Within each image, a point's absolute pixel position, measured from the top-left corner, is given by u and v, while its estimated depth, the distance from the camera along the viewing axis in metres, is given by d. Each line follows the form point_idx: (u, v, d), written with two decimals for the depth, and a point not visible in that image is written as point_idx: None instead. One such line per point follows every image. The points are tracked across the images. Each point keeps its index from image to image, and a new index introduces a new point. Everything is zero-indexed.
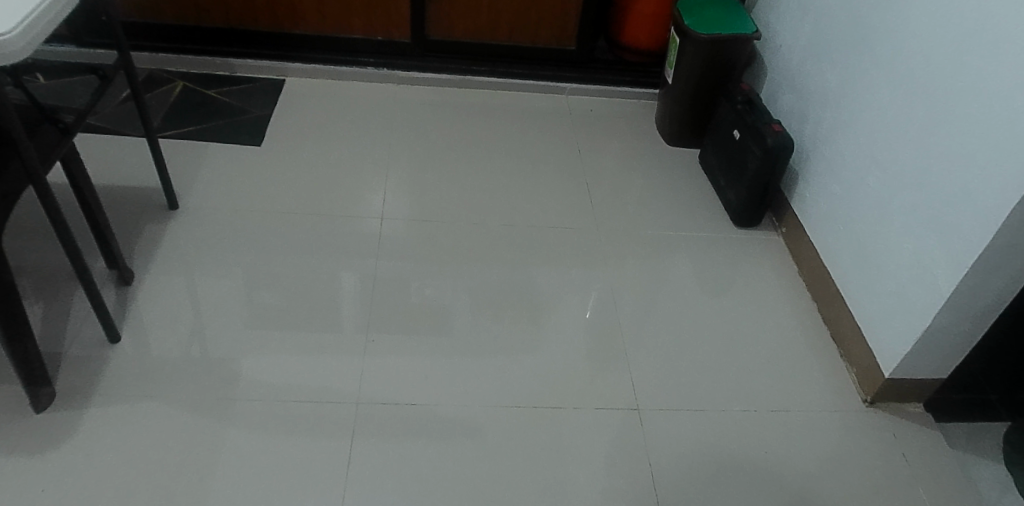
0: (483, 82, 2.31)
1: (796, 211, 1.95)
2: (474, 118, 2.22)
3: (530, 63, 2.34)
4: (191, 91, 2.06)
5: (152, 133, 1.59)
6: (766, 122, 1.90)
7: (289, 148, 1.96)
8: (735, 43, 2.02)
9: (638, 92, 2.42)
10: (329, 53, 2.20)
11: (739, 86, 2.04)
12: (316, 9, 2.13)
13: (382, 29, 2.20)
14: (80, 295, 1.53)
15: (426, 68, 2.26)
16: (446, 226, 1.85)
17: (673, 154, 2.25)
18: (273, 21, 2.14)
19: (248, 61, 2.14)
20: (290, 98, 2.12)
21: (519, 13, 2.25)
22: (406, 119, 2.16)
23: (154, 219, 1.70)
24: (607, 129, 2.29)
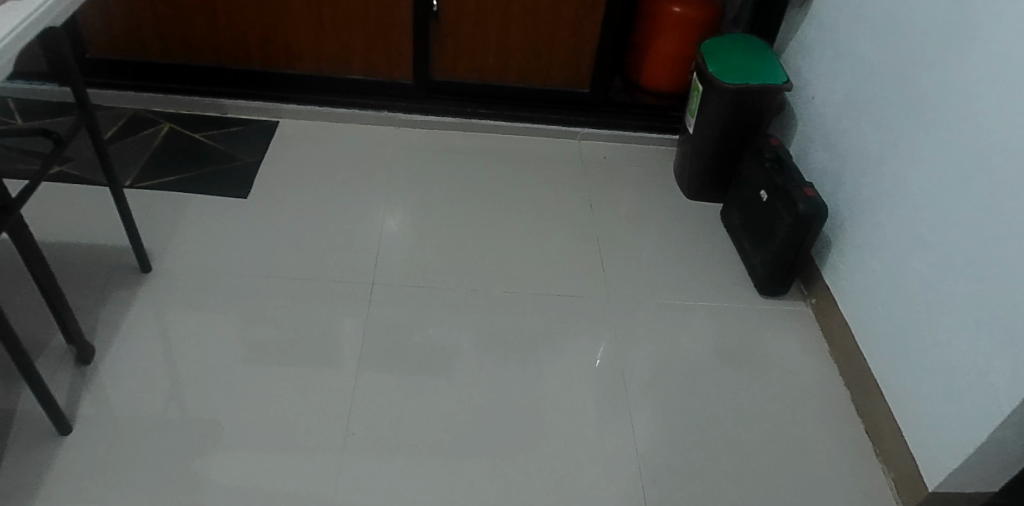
0: (490, 126, 2.16)
1: (830, 282, 1.78)
2: (478, 165, 2.07)
3: (541, 106, 2.19)
4: (178, 134, 1.94)
5: (118, 190, 1.46)
6: (797, 184, 1.73)
7: (278, 200, 1.83)
8: (764, 94, 1.85)
9: (656, 137, 2.26)
10: (326, 94, 2.06)
11: (767, 140, 1.86)
12: (313, 47, 1.98)
13: (383, 69, 2.05)
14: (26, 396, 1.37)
15: (430, 110, 2.11)
16: (444, 292, 1.70)
17: (694, 209, 2.08)
18: (266, 59, 2.00)
19: (240, 102, 2.02)
20: (283, 142, 1.99)
21: (530, 54, 2.09)
22: (406, 167, 2.01)
23: (123, 284, 1.57)
24: (622, 179, 2.13)
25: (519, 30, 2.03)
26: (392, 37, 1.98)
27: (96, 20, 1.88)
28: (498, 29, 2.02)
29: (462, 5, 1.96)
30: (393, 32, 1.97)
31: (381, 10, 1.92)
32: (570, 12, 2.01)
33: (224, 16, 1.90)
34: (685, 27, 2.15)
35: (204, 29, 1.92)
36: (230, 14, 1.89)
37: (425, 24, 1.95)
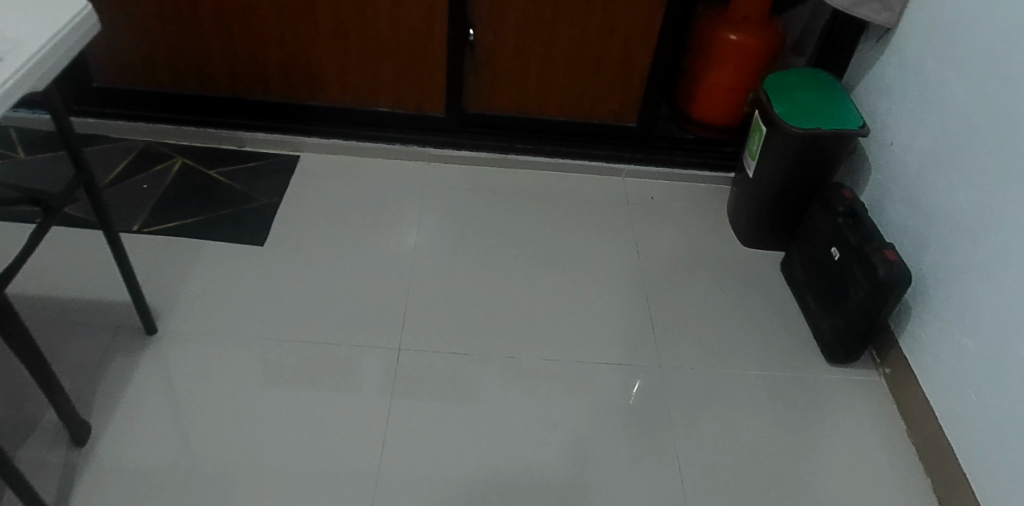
0: (527, 162, 1.99)
1: (909, 354, 1.58)
2: (515, 207, 1.90)
3: (583, 141, 2.01)
4: (190, 171, 1.80)
5: (117, 241, 1.30)
6: (876, 245, 1.54)
7: (297, 247, 1.67)
8: (836, 140, 1.66)
9: (707, 175, 2.07)
10: (351, 126, 1.91)
11: (839, 191, 1.67)
12: (338, 77, 1.82)
13: (413, 100, 1.88)
14: (10, 494, 1.21)
15: (462, 145, 1.95)
16: (480, 359, 1.51)
17: (750, 259, 1.89)
18: (287, 89, 1.84)
19: (259, 135, 1.88)
20: (303, 180, 1.84)
21: (573, 85, 1.91)
22: (436, 208, 1.85)
23: (126, 348, 1.41)
24: (670, 223, 1.95)
25: (562, 60, 1.86)
26: (424, 68, 1.81)
27: (106, 47, 1.75)
28: (539, 59, 1.85)
29: (501, 33, 1.79)
30: (424, 62, 1.80)
31: (412, 39, 1.76)
32: (619, 42, 1.84)
33: (243, 44, 1.75)
34: (743, 57, 1.96)
35: (221, 57, 1.77)
36: (249, 42, 1.74)
37: (459, 54, 1.78)
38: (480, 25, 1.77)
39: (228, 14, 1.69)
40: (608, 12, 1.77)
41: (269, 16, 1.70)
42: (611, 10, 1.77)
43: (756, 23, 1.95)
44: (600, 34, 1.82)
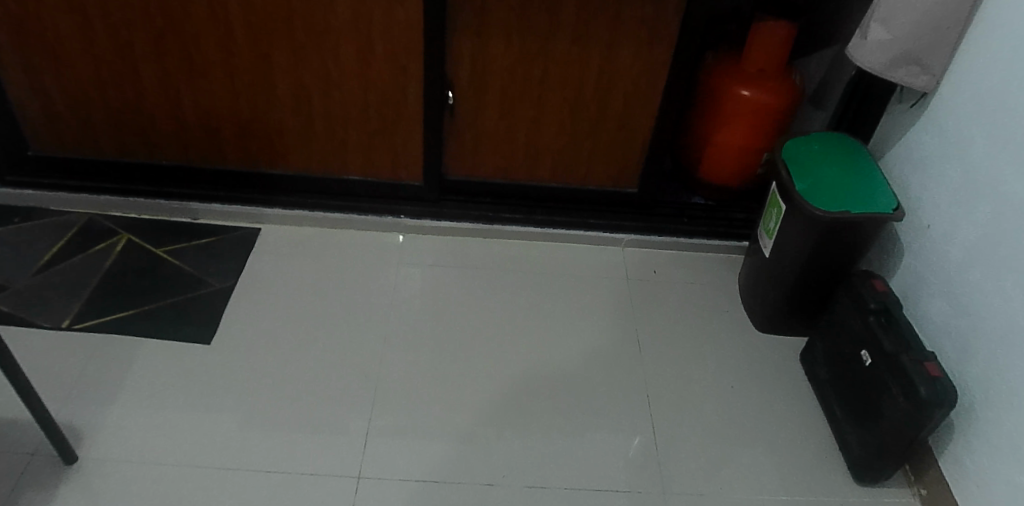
0: (515, 233, 1.78)
1: (952, 477, 1.37)
2: (501, 287, 1.69)
3: (577, 208, 1.80)
4: (135, 250, 1.61)
5: (11, 365, 1.08)
6: (914, 355, 1.33)
7: (250, 343, 1.48)
8: (867, 224, 1.45)
9: (716, 245, 1.85)
10: (317, 195, 1.71)
11: (869, 282, 1.46)
12: (300, 145, 1.62)
13: (386, 168, 1.67)
14: None
15: (442, 215, 1.74)
16: (452, 488, 1.30)
17: (765, 347, 1.68)
18: (244, 156, 1.64)
19: (214, 206, 1.68)
20: (263, 259, 1.64)
21: (566, 150, 1.70)
22: (411, 291, 1.64)
23: (38, 480, 1.22)
24: (675, 303, 1.74)
25: (554, 123, 1.65)
26: (397, 134, 1.61)
27: (38, 113, 1.55)
28: (528, 121, 1.64)
29: (484, 95, 1.58)
30: (397, 128, 1.60)
31: (383, 104, 1.55)
32: (618, 104, 1.63)
33: (192, 108, 1.54)
34: (756, 115, 1.75)
35: (168, 122, 1.57)
36: (199, 106, 1.54)
37: (437, 120, 1.58)
38: (461, 87, 1.57)
39: (173, 76, 1.49)
40: (606, 72, 1.57)
41: (221, 79, 1.49)
42: (609, 69, 1.56)
43: (771, 77, 1.74)
44: (597, 96, 1.61)
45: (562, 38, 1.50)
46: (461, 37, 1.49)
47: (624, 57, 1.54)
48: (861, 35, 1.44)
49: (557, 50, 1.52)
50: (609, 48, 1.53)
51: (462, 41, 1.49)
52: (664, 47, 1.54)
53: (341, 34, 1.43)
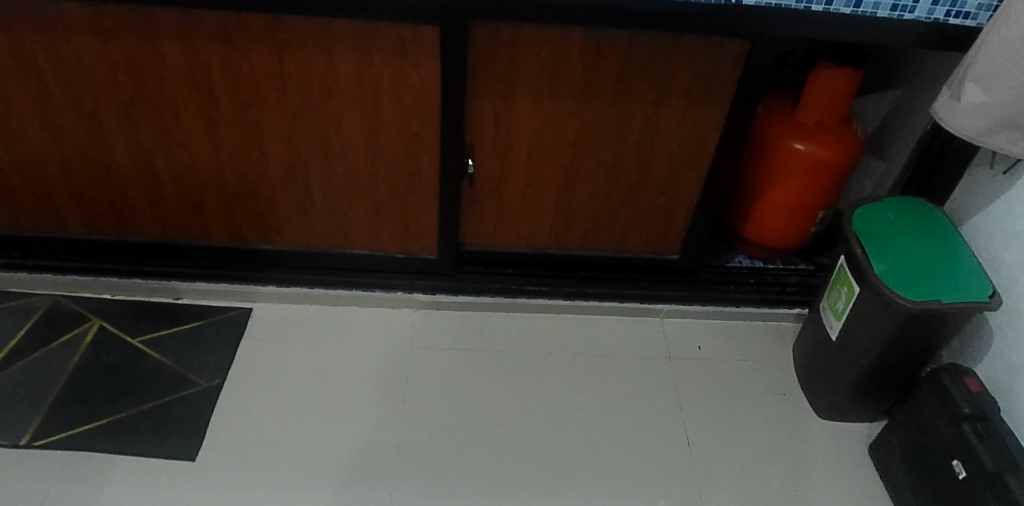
0: (542, 307, 1.57)
1: None
2: (529, 370, 1.48)
3: (611, 277, 1.59)
4: (108, 339, 1.40)
5: None
6: (1022, 475, 1.13)
7: (239, 454, 1.26)
8: (957, 314, 1.25)
9: (766, 313, 1.64)
10: (316, 270, 1.50)
11: (960, 379, 1.26)
12: (296, 216, 1.41)
13: (396, 240, 1.46)
14: None
15: (459, 289, 1.53)
16: None
17: (830, 437, 1.47)
18: (232, 231, 1.43)
19: (198, 284, 1.48)
20: (256, 348, 1.43)
21: (601, 219, 1.50)
22: (426, 380, 1.43)
23: None
24: (725, 384, 1.53)
25: (587, 189, 1.44)
26: (409, 204, 1.40)
27: None
28: (558, 187, 1.44)
29: (508, 160, 1.39)
30: (408, 200, 1.40)
31: (392, 172, 1.35)
32: (662, 165, 1.43)
33: (171, 183, 1.35)
34: (813, 172, 1.55)
35: (143, 198, 1.37)
36: (177, 181, 1.34)
37: (455, 189, 1.38)
38: (482, 152, 1.37)
39: (147, 147, 1.29)
40: (648, 134, 1.38)
41: (204, 149, 1.30)
42: (650, 131, 1.37)
43: (831, 129, 1.54)
44: (636, 158, 1.41)
45: (599, 99, 1.32)
46: (484, 97, 1.30)
47: (669, 115, 1.35)
48: (952, 97, 1.25)
49: (594, 113, 1.34)
50: (652, 105, 1.34)
51: (484, 102, 1.31)
52: (712, 105, 1.35)
53: (344, 99, 1.25)
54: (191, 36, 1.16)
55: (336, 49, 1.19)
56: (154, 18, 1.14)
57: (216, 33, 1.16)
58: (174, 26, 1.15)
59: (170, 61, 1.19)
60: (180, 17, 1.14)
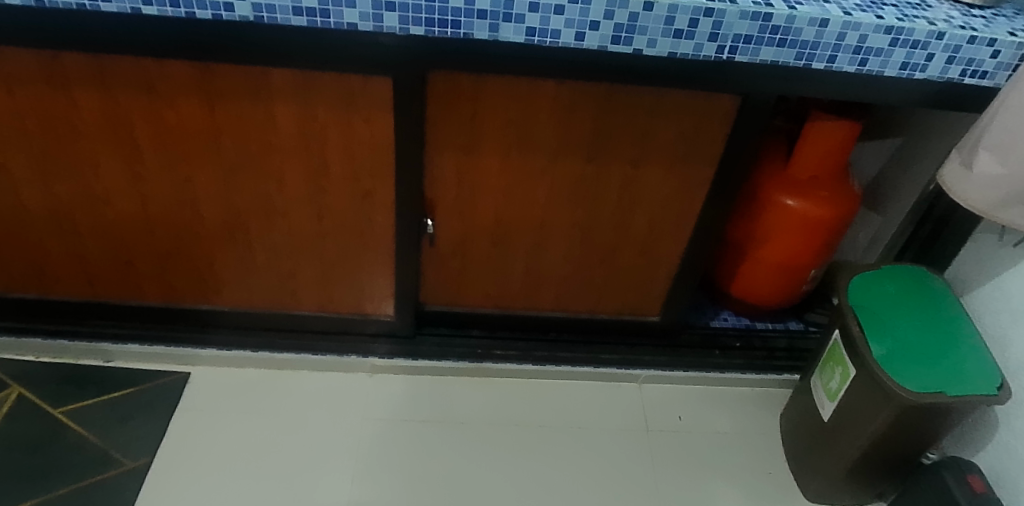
0: (510, 372, 1.44)
1: None
2: (493, 445, 1.35)
3: (586, 341, 1.47)
4: (25, 410, 1.26)
5: None
6: None
7: None
8: (961, 408, 1.13)
9: (752, 379, 1.52)
10: (262, 332, 1.37)
11: (965, 479, 1.14)
12: (237, 277, 1.27)
13: (348, 302, 1.33)
14: None
15: (419, 354, 1.40)
16: None
17: None
18: (167, 292, 1.29)
19: (131, 346, 1.34)
20: (191, 420, 1.30)
21: (575, 280, 1.37)
22: (378, 457, 1.29)
23: None
24: (708, 460, 1.40)
25: (559, 250, 1.32)
26: (362, 266, 1.27)
27: None
28: (527, 247, 1.31)
29: (472, 220, 1.26)
30: (362, 260, 1.27)
31: (342, 232, 1.22)
32: (641, 226, 1.30)
33: (95, 239, 1.20)
34: (806, 230, 1.43)
35: (64, 254, 1.22)
36: (102, 237, 1.20)
37: (412, 251, 1.25)
38: (443, 211, 1.24)
39: (65, 201, 1.15)
40: (627, 193, 1.25)
41: (130, 206, 1.16)
42: (630, 190, 1.25)
43: (827, 186, 1.42)
44: (614, 219, 1.28)
45: (574, 157, 1.19)
46: (444, 153, 1.17)
47: (650, 175, 1.23)
48: (964, 165, 1.13)
49: (568, 170, 1.21)
50: (631, 164, 1.21)
51: (444, 158, 1.17)
52: (699, 164, 1.22)
53: (288, 153, 1.12)
54: (111, 84, 1.02)
55: (276, 101, 1.05)
56: (66, 63, 0.99)
57: (138, 81, 1.02)
58: (89, 75, 1.01)
59: (87, 110, 1.05)
60: (96, 63, 1.00)
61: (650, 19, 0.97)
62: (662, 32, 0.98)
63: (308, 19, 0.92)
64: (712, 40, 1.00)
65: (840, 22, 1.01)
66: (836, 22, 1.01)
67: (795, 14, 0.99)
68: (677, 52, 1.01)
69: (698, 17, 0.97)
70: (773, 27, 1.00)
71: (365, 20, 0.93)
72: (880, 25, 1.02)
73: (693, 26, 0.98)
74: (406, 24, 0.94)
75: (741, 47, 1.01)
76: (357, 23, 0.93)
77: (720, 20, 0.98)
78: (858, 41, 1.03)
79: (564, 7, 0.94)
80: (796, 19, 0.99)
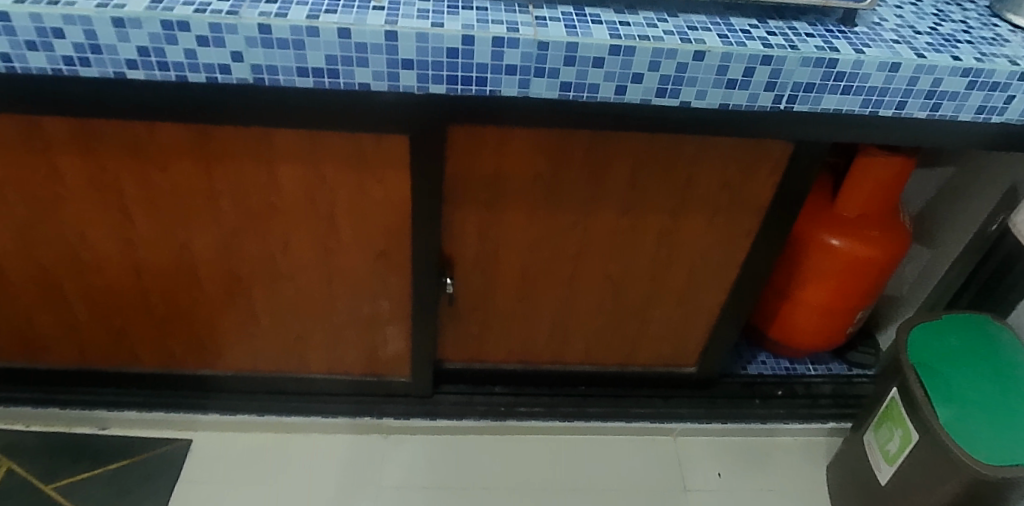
0: (535, 428, 1.35)
1: None
2: None
3: (617, 394, 1.37)
4: (15, 488, 1.17)
5: None
6: None
7: None
8: None
9: (794, 429, 1.42)
10: (269, 395, 1.27)
11: None
12: (242, 342, 1.17)
13: (361, 364, 1.23)
14: None
15: (438, 414, 1.30)
16: None
17: None
18: (165, 358, 1.19)
19: (127, 413, 1.25)
20: (194, 494, 1.20)
21: (606, 333, 1.27)
22: None
23: None
24: None
25: (590, 304, 1.21)
26: (376, 327, 1.17)
27: None
28: (556, 302, 1.20)
29: (495, 276, 1.16)
30: (376, 322, 1.16)
31: (354, 294, 1.12)
32: (680, 278, 1.19)
33: (85, 308, 1.10)
34: (855, 273, 1.32)
35: (54, 324, 1.12)
36: (93, 306, 1.10)
37: (430, 312, 1.14)
38: (464, 269, 1.14)
39: (52, 271, 1.05)
40: (665, 244, 1.14)
41: (122, 272, 1.06)
42: (669, 241, 1.14)
43: (876, 224, 1.31)
44: (650, 272, 1.18)
45: (609, 210, 1.08)
46: (466, 210, 1.06)
47: (692, 226, 1.12)
48: None
49: (601, 223, 1.10)
50: (672, 216, 1.10)
51: (465, 215, 1.07)
52: (745, 213, 1.11)
53: (294, 216, 1.01)
54: (95, 150, 0.91)
55: (279, 163, 0.94)
56: (44, 129, 0.89)
57: (126, 146, 0.91)
58: (70, 140, 0.90)
59: (71, 178, 0.94)
60: (77, 127, 0.89)
61: (700, 69, 0.85)
62: (713, 82, 0.87)
63: (314, 80, 0.82)
64: (769, 89, 0.89)
65: (913, 66, 0.89)
66: (908, 66, 0.89)
67: (864, 59, 0.87)
68: (729, 103, 0.90)
69: (754, 66, 0.86)
70: (838, 74, 0.88)
71: (378, 79, 0.82)
72: (957, 67, 0.90)
73: (748, 75, 0.87)
74: (426, 82, 0.83)
75: (801, 96, 0.90)
76: (370, 82, 0.83)
77: (780, 67, 0.86)
78: (932, 85, 0.91)
79: (604, 59, 0.83)
80: (865, 64, 0.88)
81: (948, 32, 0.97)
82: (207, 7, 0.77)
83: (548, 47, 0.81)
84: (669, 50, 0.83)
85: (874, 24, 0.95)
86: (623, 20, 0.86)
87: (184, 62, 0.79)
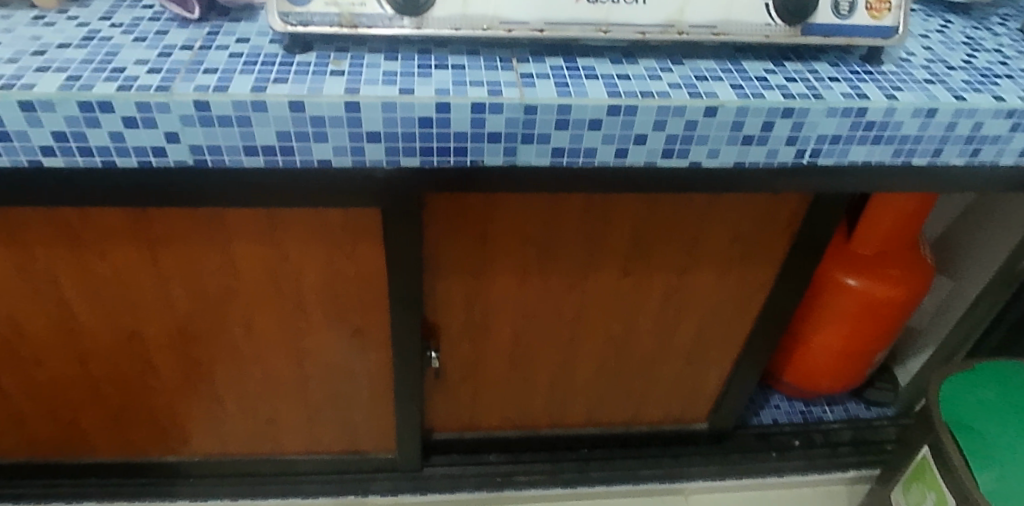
0: (534, 496, 1.26)
1: None
2: None
3: (623, 455, 1.26)
4: None
5: None
6: None
7: None
8: None
9: (812, 479, 1.34)
10: (242, 478, 1.16)
11: None
12: (208, 427, 1.06)
13: (342, 443, 1.12)
14: None
15: (428, 489, 1.20)
16: None
17: None
18: (124, 448, 1.08)
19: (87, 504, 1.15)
20: None
21: (609, 395, 1.16)
22: None
23: None
24: None
25: (591, 367, 1.11)
26: (357, 405, 1.06)
27: None
28: (554, 367, 1.10)
29: (485, 345, 1.04)
30: (356, 400, 1.05)
31: (329, 373, 1.01)
32: (688, 336, 1.09)
33: (28, 403, 0.98)
34: (876, 315, 1.22)
35: None
36: (37, 400, 0.98)
37: (414, 388, 1.04)
38: (450, 339, 1.03)
39: None
40: (672, 303, 1.03)
41: (66, 364, 0.94)
42: (676, 300, 1.03)
43: (897, 261, 1.20)
44: (656, 331, 1.07)
45: (608, 272, 0.97)
46: (450, 279, 0.95)
47: (701, 283, 1.01)
48: None
49: (600, 285, 0.99)
50: (679, 274, 0.99)
51: (449, 284, 0.95)
52: (759, 268, 1.00)
53: (255, 298, 0.89)
54: (21, 240, 0.79)
55: (235, 244, 0.83)
56: None
57: (56, 234, 0.79)
58: None
59: None
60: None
61: (711, 126, 0.74)
62: (727, 139, 0.76)
63: (265, 159, 0.70)
64: (790, 144, 0.78)
65: (952, 109, 0.78)
66: (947, 111, 0.78)
67: (897, 106, 0.76)
68: (744, 161, 0.79)
69: (774, 119, 0.75)
70: (868, 123, 0.77)
71: (340, 154, 0.71)
72: (1001, 108, 0.78)
73: (767, 129, 0.76)
74: (395, 155, 0.72)
75: (826, 149, 0.79)
76: (331, 158, 0.71)
77: (803, 120, 0.75)
78: (973, 129, 0.80)
79: (602, 120, 0.72)
80: (898, 111, 0.77)
81: (983, 65, 0.86)
82: (133, 84, 0.65)
83: (536, 111, 0.70)
84: (676, 108, 0.72)
85: (902, 61, 0.85)
86: (621, 72, 0.75)
87: (111, 146, 0.68)
